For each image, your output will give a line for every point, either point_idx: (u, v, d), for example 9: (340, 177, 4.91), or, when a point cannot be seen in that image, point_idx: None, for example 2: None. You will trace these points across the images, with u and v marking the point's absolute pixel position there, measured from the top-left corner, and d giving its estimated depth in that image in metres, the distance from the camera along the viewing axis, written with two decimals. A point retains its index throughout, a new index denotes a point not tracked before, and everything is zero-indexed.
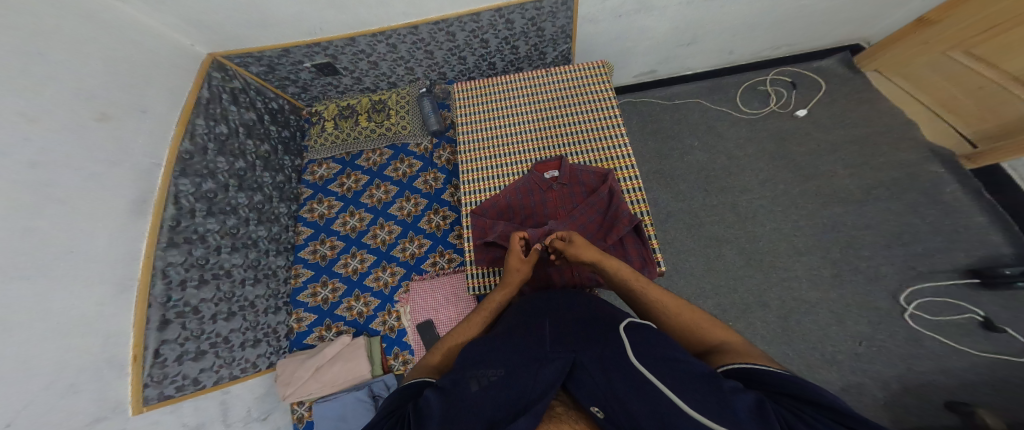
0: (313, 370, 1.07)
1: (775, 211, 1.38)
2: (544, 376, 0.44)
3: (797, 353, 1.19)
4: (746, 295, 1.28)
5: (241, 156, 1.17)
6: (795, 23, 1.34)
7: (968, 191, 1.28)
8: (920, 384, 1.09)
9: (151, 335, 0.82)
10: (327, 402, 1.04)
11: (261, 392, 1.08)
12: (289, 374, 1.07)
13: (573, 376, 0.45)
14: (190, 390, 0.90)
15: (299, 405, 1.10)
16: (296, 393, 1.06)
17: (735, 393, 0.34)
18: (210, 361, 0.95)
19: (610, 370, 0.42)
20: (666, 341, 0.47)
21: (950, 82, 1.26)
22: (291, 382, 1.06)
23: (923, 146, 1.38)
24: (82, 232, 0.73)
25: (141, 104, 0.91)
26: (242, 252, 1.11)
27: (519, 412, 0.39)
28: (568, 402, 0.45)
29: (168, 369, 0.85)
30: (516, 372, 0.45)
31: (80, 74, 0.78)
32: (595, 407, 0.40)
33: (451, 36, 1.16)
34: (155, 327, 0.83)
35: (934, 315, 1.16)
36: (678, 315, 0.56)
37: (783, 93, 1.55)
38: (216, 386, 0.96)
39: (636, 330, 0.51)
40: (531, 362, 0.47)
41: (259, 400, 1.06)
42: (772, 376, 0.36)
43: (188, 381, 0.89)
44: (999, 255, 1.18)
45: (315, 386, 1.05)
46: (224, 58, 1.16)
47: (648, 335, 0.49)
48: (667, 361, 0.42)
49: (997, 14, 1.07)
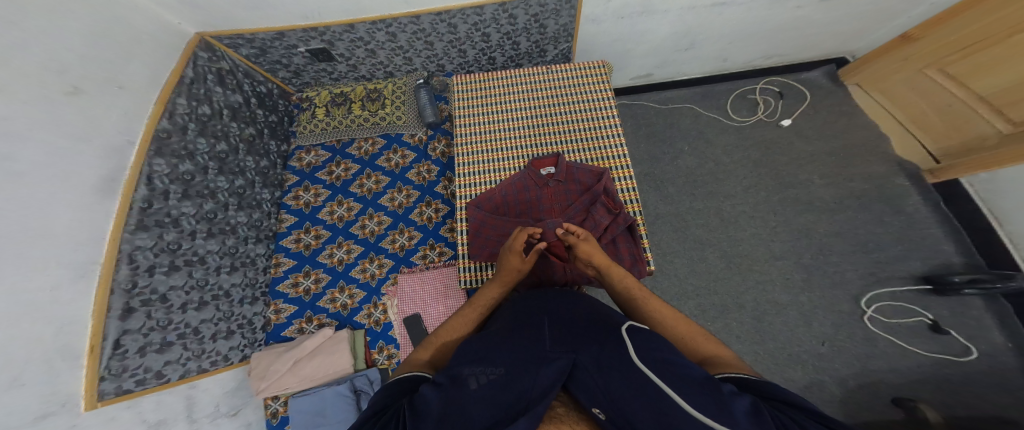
0: (292, 364, 1.06)
1: (756, 216, 1.45)
2: (543, 378, 0.45)
3: (767, 351, 1.27)
4: (725, 296, 1.35)
5: (224, 138, 1.12)
6: (787, 33, 1.37)
7: (928, 204, 1.38)
8: (872, 382, 1.19)
9: (111, 325, 0.78)
10: (305, 396, 1.04)
11: (231, 386, 1.06)
12: (265, 367, 1.07)
13: (573, 376, 0.47)
14: (151, 385, 0.86)
15: (272, 400, 1.08)
16: (270, 388, 1.05)
17: (733, 397, 0.38)
18: (177, 354, 0.92)
19: (609, 370, 0.45)
20: (664, 345, 0.50)
21: (924, 99, 1.34)
22: (265, 376, 1.05)
23: (892, 159, 1.46)
24: (42, 209, 0.67)
25: (118, 79, 0.86)
26: (218, 238, 1.07)
27: (519, 412, 0.40)
28: (568, 402, 0.48)
29: (128, 361, 0.81)
30: (516, 371, 0.46)
31: (57, 45, 0.73)
32: (597, 409, 0.42)
33: (452, 28, 1.13)
34: (117, 316, 0.79)
35: (888, 318, 1.26)
36: (676, 327, 0.60)
37: (770, 102, 1.61)
38: (182, 380, 0.93)
39: (636, 333, 0.54)
40: (531, 362, 0.48)
41: (230, 395, 1.04)
42: (765, 385, 0.41)
43: (150, 375, 0.86)
44: (950, 265, 1.29)
45: (292, 380, 1.05)
46: (213, 38, 1.09)
47: (647, 339, 0.51)
48: (665, 365, 0.45)
49: (976, 32, 1.12)
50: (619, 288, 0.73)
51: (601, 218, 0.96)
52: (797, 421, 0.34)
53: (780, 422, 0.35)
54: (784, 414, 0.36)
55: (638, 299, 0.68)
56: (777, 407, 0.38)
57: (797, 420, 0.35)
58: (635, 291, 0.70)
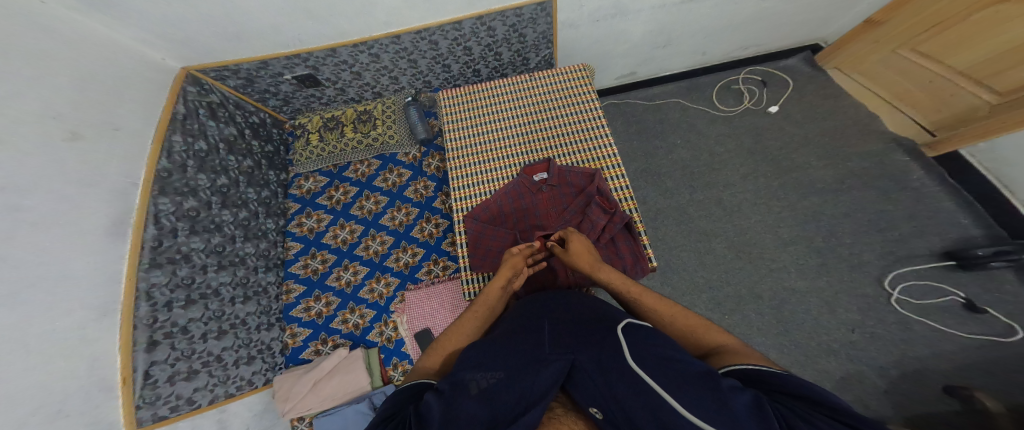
0: (312, 385, 1.02)
1: (759, 203, 1.42)
2: (543, 380, 0.41)
3: (794, 342, 1.19)
4: (740, 288, 1.29)
5: (223, 172, 1.14)
6: (756, 24, 1.42)
7: (933, 177, 1.35)
8: (916, 369, 1.10)
9: (139, 358, 0.78)
10: (329, 416, 0.99)
11: (260, 408, 1.03)
12: (287, 389, 1.02)
13: (573, 378, 0.44)
14: (183, 411, 0.85)
15: (299, 421, 1.04)
16: (295, 409, 1.01)
17: (734, 391, 0.35)
18: (204, 380, 0.91)
19: (607, 368, 0.42)
20: (664, 340, 0.47)
21: (904, 77, 1.37)
22: (289, 398, 1.01)
23: (886, 136, 1.45)
24: (64, 252, 0.69)
25: (114, 122, 0.87)
26: (229, 270, 1.06)
27: (518, 415, 0.38)
28: (567, 403, 0.46)
29: (161, 389, 0.81)
30: (517, 371, 0.43)
31: (50, 94, 0.74)
32: (593, 408, 0.41)
33: (433, 45, 1.19)
34: (143, 349, 0.79)
35: (917, 299, 1.19)
36: (674, 322, 0.57)
37: (754, 91, 1.64)
38: (213, 405, 0.91)
39: (633, 330, 0.50)
40: (531, 363, 0.45)
41: (258, 417, 1.02)
42: (773, 376, 0.38)
43: (182, 402, 0.85)
44: (971, 238, 1.24)
45: (315, 400, 1.00)
46: (198, 72, 1.12)
47: (646, 334, 0.48)
48: (665, 360, 0.42)
49: (937, 13, 1.17)
50: (610, 289, 0.68)
51: (599, 218, 0.94)
52: (803, 417, 0.32)
53: (786, 422, 0.32)
54: (788, 408, 0.33)
55: (632, 299, 0.63)
56: (780, 401, 0.35)
57: (805, 416, 0.32)
58: (625, 292, 0.65)
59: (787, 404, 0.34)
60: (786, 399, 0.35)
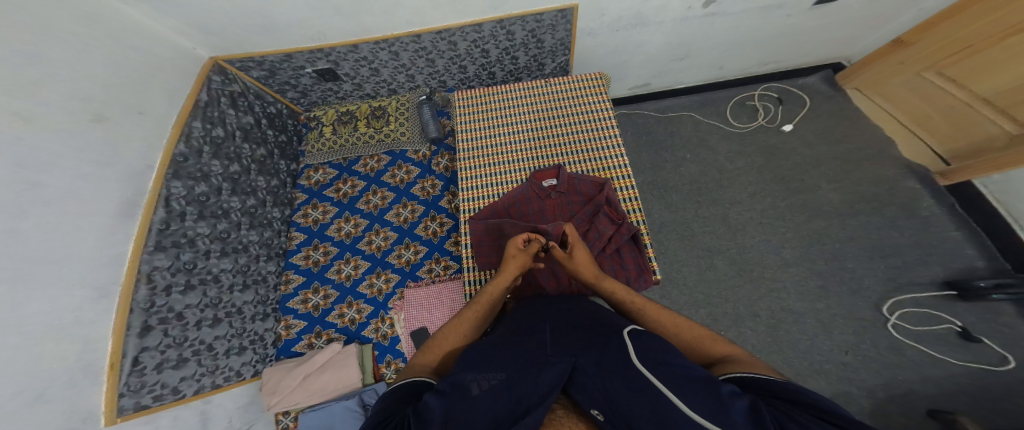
0: (301, 379, 1.05)
1: (764, 223, 1.42)
2: (544, 381, 0.43)
3: (786, 361, 1.21)
4: (737, 305, 1.31)
5: (236, 160, 1.15)
6: (780, 40, 1.40)
7: (942, 206, 1.34)
8: (903, 393, 1.12)
9: (130, 343, 0.80)
10: (315, 411, 1.03)
11: (244, 401, 1.07)
12: (275, 383, 1.06)
13: (573, 380, 0.45)
14: (168, 400, 0.87)
15: (283, 416, 1.09)
16: (282, 403, 1.04)
17: (733, 397, 0.36)
18: (191, 370, 0.93)
19: (609, 373, 0.43)
20: (666, 346, 0.48)
21: (925, 101, 1.33)
22: (276, 392, 1.04)
23: (900, 162, 1.44)
24: (71, 237, 0.71)
25: (139, 105, 0.89)
26: (231, 257, 1.09)
27: (520, 416, 0.38)
28: (569, 405, 0.45)
29: (147, 377, 0.82)
30: (518, 374, 0.44)
31: (79, 77, 0.76)
32: (594, 409, 0.40)
33: (452, 46, 1.18)
34: (135, 334, 0.81)
35: (913, 325, 1.20)
36: (678, 333, 0.58)
37: (770, 108, 1.62)
38: (197, 396, 0.93)
39: (637, 335, 0.51)
40: (531, 366, 0.46)
41: (242, 410, 1.05)
42: (773, 385, 0.39)
43: (167, 391, 0.87)
44: (974, 269, 1.23)
45: (302, 395, 1.03)
46: (225, 62, 1.14)
47: (646, 339, 0.49)
48: (666, 365, 0.43)
49: (968, 35, 1.14)
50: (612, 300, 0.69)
51: (605, 228, 0.95)
52: (797, 418, 0.33)
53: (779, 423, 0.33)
54: (783, 411, 0.35)
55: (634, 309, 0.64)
56: (779, 405, 0.36)
57: (796, 417, 0.33)
58: (630, 304, 0.66)
59: (780, 407, 0.35)
60: (786, 404, 0.36)
